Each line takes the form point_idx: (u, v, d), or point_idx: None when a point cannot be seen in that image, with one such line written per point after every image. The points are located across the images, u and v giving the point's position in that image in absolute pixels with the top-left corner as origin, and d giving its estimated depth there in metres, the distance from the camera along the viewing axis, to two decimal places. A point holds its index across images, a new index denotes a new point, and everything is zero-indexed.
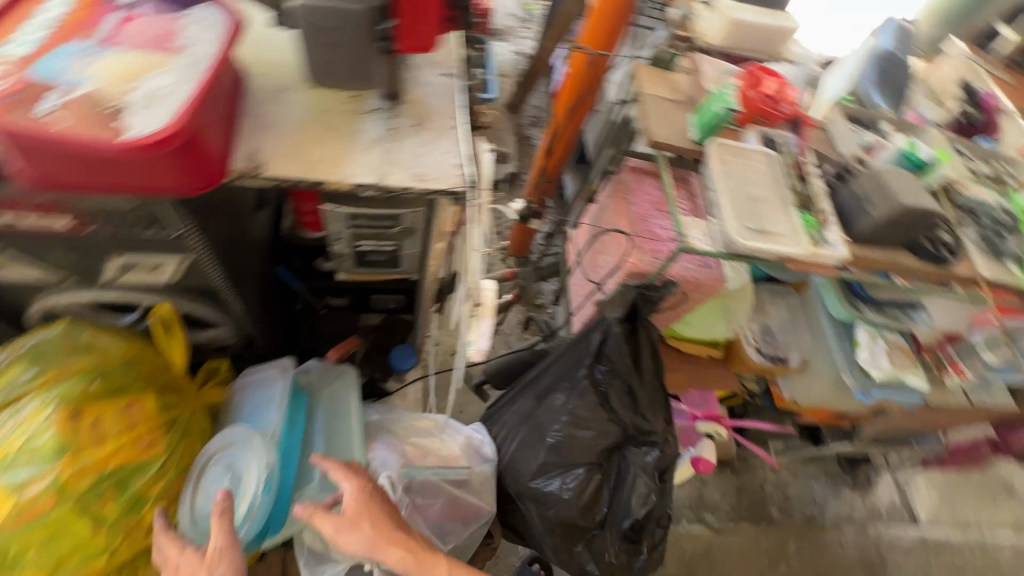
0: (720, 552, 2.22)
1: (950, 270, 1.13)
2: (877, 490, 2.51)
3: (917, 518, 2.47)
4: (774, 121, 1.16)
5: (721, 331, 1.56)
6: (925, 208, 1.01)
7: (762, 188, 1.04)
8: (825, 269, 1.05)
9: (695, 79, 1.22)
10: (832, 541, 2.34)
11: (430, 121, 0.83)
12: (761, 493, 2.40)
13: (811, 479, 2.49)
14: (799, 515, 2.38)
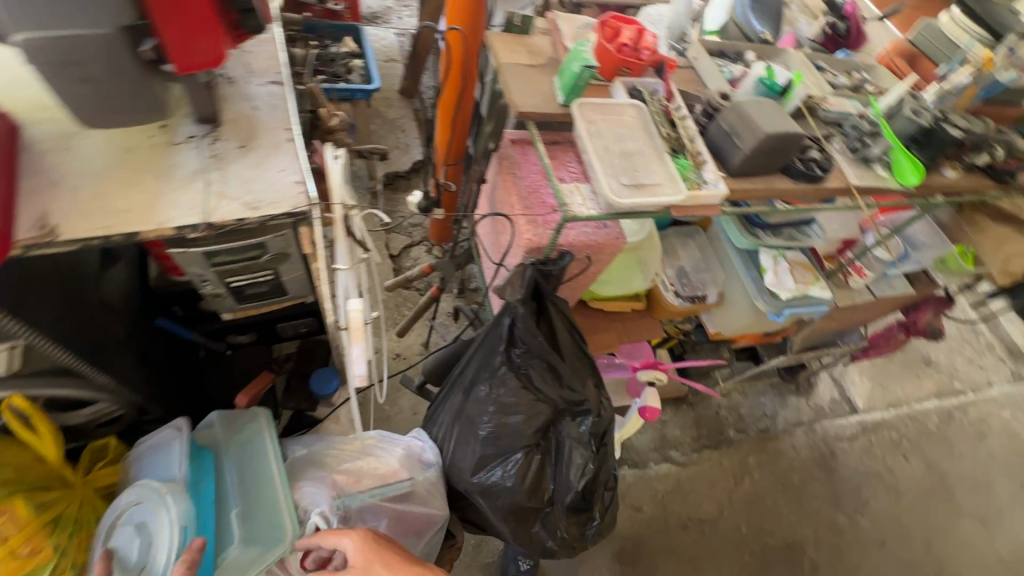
0: (689, 484, 2.32)
1: (824, 186, 1.17)
2: (817, 390, 2.70)
3: (856, 407, 2.67)
4: (639, 70, 1.14)
5: (640, 282, 1.58)
6: (787, 132, 1.02)
7: (634, 141, 1.03)
8: (710, 208, 1.05)
9: (554, 40, 1.18)
10: (787, 447, 2.49)
11: (257, 139, 0.84)
12: (717, 419, 2.52)
13: (759, 395, 2.63)
14: (753, 431, 2.52)
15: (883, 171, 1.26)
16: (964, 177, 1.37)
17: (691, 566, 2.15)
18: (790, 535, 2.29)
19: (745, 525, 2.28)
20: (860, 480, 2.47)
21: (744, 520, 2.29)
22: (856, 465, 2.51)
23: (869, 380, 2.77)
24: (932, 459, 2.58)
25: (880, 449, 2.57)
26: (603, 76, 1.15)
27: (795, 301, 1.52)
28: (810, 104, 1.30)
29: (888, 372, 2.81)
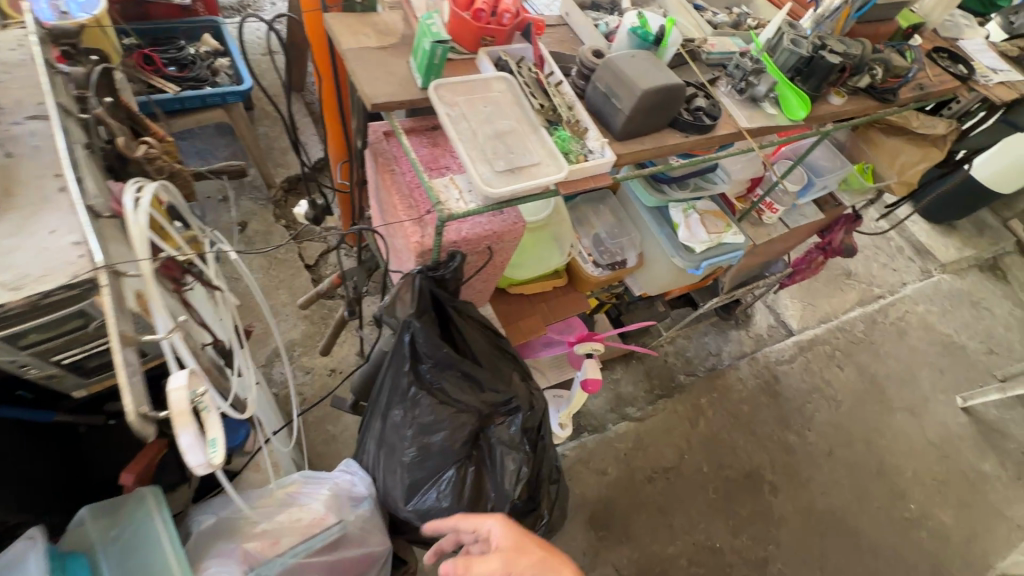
0: (648, 438, 2.34)
1: (714, 135, 1.11)
2: (755, 320, 2.78)
3: (791, 328, 2.79)
4: (502, 38, 1.03)
5: (556, 259, 1.51)
6: (666, 86, 0.95)
7: (504, 118, 0.92)
8: (599, 177, 0.97)
9: (406, 15, 1.05)
10: (734, 381, 2.56)
11: (20, 195, 0.74)
12: (667, 366, 2.56)
13: (702, 335, 2.69)
14: (700, 373, 2.58)
15: (773, 108, 1.23)
16: (850, 102, 1.36)
17: (662, 515, 2.19)
18: (748, 464, 2.37)
19: (706, 465, 2.34)
20: (803, 398, 2.59)
21: (704, 459, 2.35)
22: (798, 385, 2.62)
23: (800, 302, 2.88)
24: (862, 364, 2.72)
25: (818, 365, 2.69)
26: (466, 49, 1.03)
27: (710, 252, 1.49)
28: (691, 48, 1.23)
29: (816, 290, 2.93)
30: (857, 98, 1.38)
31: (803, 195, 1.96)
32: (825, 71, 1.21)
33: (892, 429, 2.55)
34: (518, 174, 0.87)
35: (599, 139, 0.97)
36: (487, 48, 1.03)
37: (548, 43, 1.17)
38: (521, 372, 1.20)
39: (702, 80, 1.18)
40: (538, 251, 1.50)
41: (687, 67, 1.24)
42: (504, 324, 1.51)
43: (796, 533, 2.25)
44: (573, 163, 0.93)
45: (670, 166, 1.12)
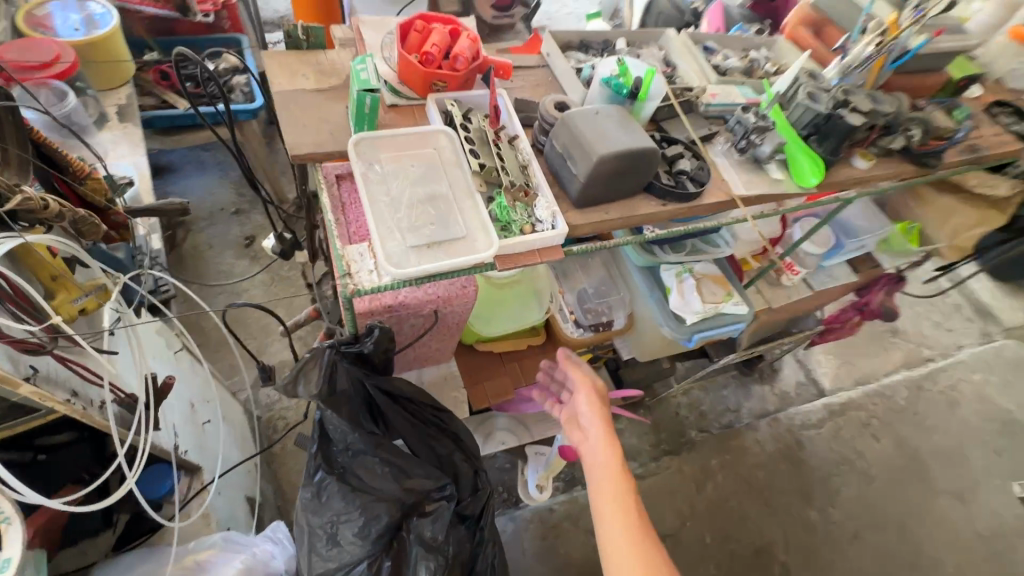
0: (648, 498, 2.13)
1: (699, 204, 0.95)
2: (782, 375, 2.49)
3: (823, 388, 2.48)
4: (456, 83, 0.92)
5: (532, 315, 1.37)
6: (629, 151, 0.81)
7: (432, 181, 0.79)
8: (548, 250, 0.83)
9: (356, 53, 0.96)
10: (751, 443, 2.29)
11: None
12: (678, 419, 2.32)
13: (721, 388, 2.42)
14: (715, 430, 2.32)
15: (782, 171, 1.06)
16: (880, 164, 1.16)
17: None
18: (758, 539, 2.12)
19: (710, 535, 2.10)
20: (829, 469, 2.28)
21: (708, 529, 2.12)
22: (824, 453, 2.31)
23: (835, 358, 2.57)
24: (902, 435, 2.38)
25: (850, 433, 2.37)
26: (416, 94, 0.92)
27: (705, 323, 1.31)
28: (687, 98, 1.08)
29: (857, 347, 2.60)
30: (889, 160, 1.17)
31: (829, 256, 1.74)
32: (845, 132, 1.02)
33: (930, 515, 2.22)
34: (439, 249, 0.74)
35: (550, 207, 0.84)
36: (438, 93, 0.91)
37: (522, 85, 1.06)
38: (461, 452, 1.11)
39: (695, 136, 1.02)
40: (512, 306, 1.37)
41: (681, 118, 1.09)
42: (471, 380, 1.39)
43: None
44: (512, 236, 0.81)
45: (646, 236, 0.97)
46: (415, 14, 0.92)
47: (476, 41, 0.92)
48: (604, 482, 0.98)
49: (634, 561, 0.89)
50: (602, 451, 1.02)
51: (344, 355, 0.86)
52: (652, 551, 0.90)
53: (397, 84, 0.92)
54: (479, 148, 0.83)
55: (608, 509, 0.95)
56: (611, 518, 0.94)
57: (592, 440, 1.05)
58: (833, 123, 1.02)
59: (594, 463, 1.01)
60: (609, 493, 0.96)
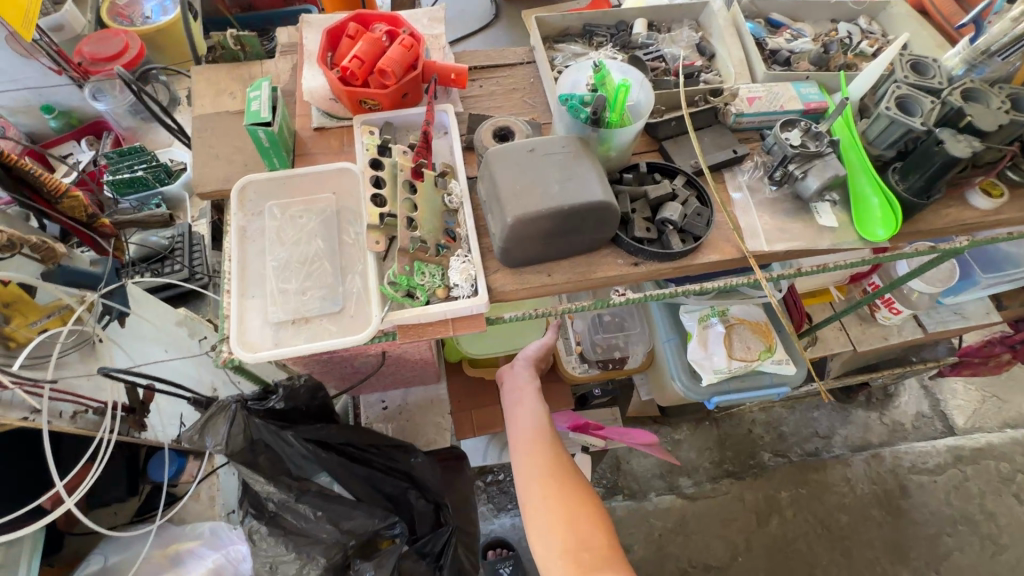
0: (699, 524, 1.67)
1: (692, 263, 0.72)
2: (899, 402, 1.86)
3: (954, 428, 1.82)
4: (389, 102, 0.76)
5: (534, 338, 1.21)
6: (559, 209, 0.61)
7: (321, 238, 0.67)
8: (462, 319, 0.69)
9: (295, 63, 0.84)
10: (838, 480, 1.73)
11: None
12: (750, 438, 1.80)
13: (811, 408, 1.86)
14: (794, 457, 1.77)
15: (840, 213, 0.76)
16: (1015, 198, 0.79)
17: None
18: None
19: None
20: (938, 526, 1.68)
21: (765, 566, 1.64)
22: (936, 506, 1.71)
23: (980, 389, 1.88)
24: None
25: (979, 488, 1.73)
26: (348, 113, 0.79)
27: (730, 384, 1.05)
28: (710, 106, 0.80)
29: (1016, 381, 1.89)
30: None
31: (952, 291, 1.29)
32: (942, 167, 0.68)
33: None
34: (309, 326, 0.64)
35: (467, 270, 0.68)
36: (369, 113, 0.77)
37: (496, 93, 0.86)
38: (417, 490, 0.95)
39: (706, 164, 0.76)
40: (511, 329, 1.22)
41: (699, 130, 0.81)
42: (461, 405, 1.30)
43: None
44: (414, 305, 0.66)
45: (614, 297, 0.76)
46: (349, 16, 0.78)
47: (412, 47, 0.75)
48: (522, 402, 1.02)
49: (538, 460, 0.91)
50: (527, 379, 1.06)
51: (252, 411, 0.80)
52: (556, 455, 0.92)
53: (330, 103, 0.79)
54: (385, 193, 0.67)
55: (523, 425, 0.98)
56: (525, 429, 0.97)
57: (524, 370, 1.08)
58: (924, 151, 0.69)
59: (516, 390, 1.05)
60: (526, 409, 1.00)
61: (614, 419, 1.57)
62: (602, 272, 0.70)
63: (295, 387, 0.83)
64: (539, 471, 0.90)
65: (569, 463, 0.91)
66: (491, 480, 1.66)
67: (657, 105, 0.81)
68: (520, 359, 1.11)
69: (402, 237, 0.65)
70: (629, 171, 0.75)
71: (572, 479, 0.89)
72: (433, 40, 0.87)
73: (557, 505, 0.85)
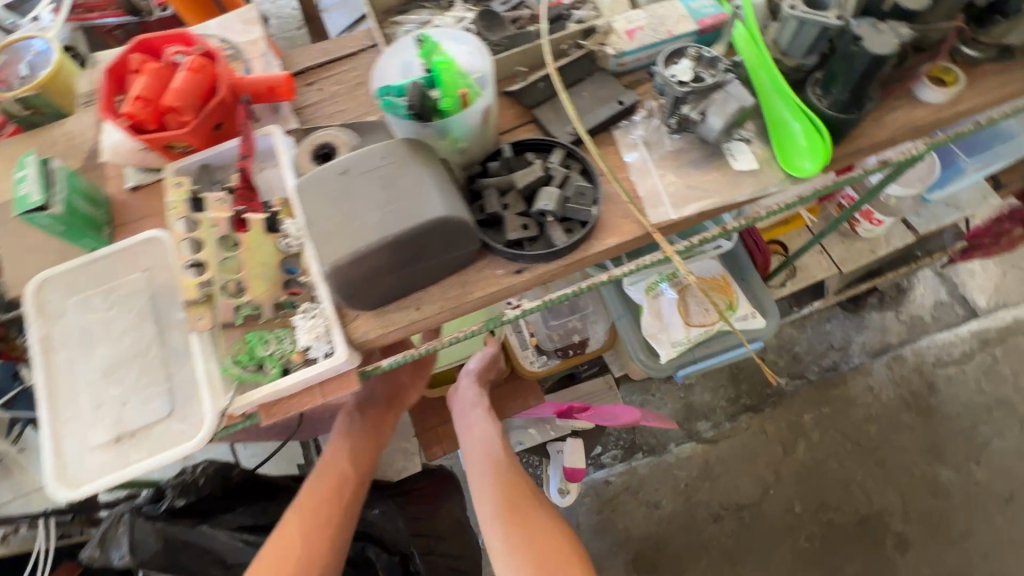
0: (727, 466, 1.47)
1: (587, 253, 0.59)
2: (912, 295, 1.58)
3: (977, 310, 1.56)
4: (199, 140, 0.63)
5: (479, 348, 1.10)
6: (386, 240, 0.49)
7: (141, 329, 0.57)
8: (331, 382, 0.58)
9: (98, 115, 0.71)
10: (859, 394, 1.49)
11: None
12: (762, 367, 1.55)
13: (823, 319, 1.58)
14: (813, 376, 1.53)
15: (759, 149, 0.62)
16: (972, 82, 0.64)
17: (729, 563, 1.39)
18: (866, 506, 1.41)
19: (801, 504, 1.42)
20: (972, 418, 1.46)
21: (798, 493, 1.43)
22: (968, 396, 1.48)
23: (999, 261, 1.59)
24: None
25: (1011, 368, 1.49)
26: (163, 162, 0.66)
27: (693, 353, 0.95)
28: (584, 53, 0.65)
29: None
30: (999, 66, 0.65)
31: (938, 185, 1.14)
32: (865, 72, 0.53)
33: None
34: (138, 437, 0.54)
35: (317, 326, 0.57)
36: (182, 157, 0.64)
37: (339, 94, 0.72)
38: None
39: (584, 129, 0.62)
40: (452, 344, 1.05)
41: (577, 85, 0.66)
42: (425, 424, 1.20)
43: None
44: (267, 381, 0.56)
45: (508, 311, 0.63)
46: (128, 47, 0.64)
47: (202, 70, 0.61)
48: (478, 430, 0.96)
49: (498, 490, 0.85)
50: (476, 402, 1.01)
51: (149, 516, 0.74)
52: (515, 479, 0.87)
53: (140, 154, 0.66)
54: (203, 256, 0.56)
55: (476, 452, 0.93)
56: (482, 458, 0.91)
57: (470, 391, 1.01)
58: (839, 53, 0.55)
59: (465, 415, 0.99)
60: (479, 436, 0.95)
61: (609, 386, 1.35)
62: (479, 293, 0.58)
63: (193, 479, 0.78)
64: (499, 508, 0.83)
65: (532, 491, 0.86)
66: None
67: (519, 67, 0.66)
68: (464, 376, 1.03)
69: (223, 310, 0.55)
70: (493, 159, 0.61)
71: (536, 510, 0.83)
72: (249, 48, 0.72)
73: (525, 542, 0.78)
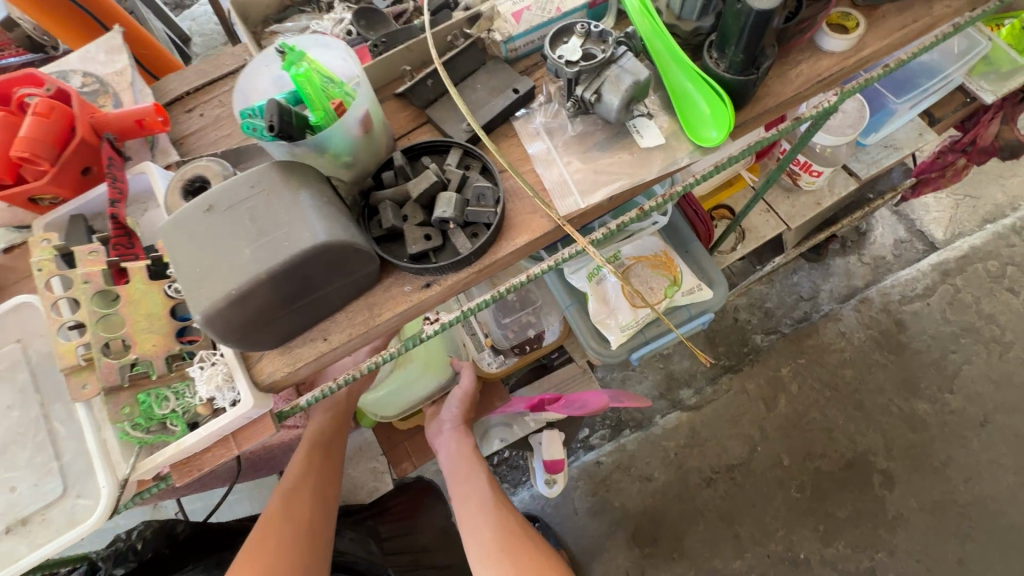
0: (712, 430, 1.47)
1: (497, 255, 0.55)
2: (873, 234, 1.59)
3: (937, 243, 1.57)
4: (64, 183, 0.58)
5: (435, 381, 1.06)
6: (263, 278, 0.45)
7: (20, 406, 0.52)
8: (244, 431, 0.54)
9: None
10: (832, 340, 1.50)
11: None
12: (736, 328, 1.55)
13: (790, 273, 1.58)
14: (787, 330, 1.53)
15: (664, 122, 0.59)
16: (873, 25, 0.62)
17: (725, 525, 1.40)
18: (851, 450, 1.42)
19: (788, 456, 1.43)
20: (941, 347, 1.48)
21: (784, 447, 1.44)
22: (935, 328, 1.49)
23: (951, 193, 1.61)
24: None
25: (973, 295, 1.51)
26: (33, 217, 0.61)
27: (645, 334, 0.94)
28: (470, 42, 0.61)
29: (987, 171, 1.61)
30: (899, 6, 0.62)
31: (872, 128, 1.14)
32: (753, 28, 0.51)
33: None
34: (31, 523, 0.50)
35: (216, 375, 0.52)
36: (52, 210, 0.59)
37: (223, 117, 0.67)
38: None
39: (479, 124, 0.58)
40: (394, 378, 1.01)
41: (468, 78, 0.62)
42: (391, 442, 1.18)
43: (920, 537, 1.35)
44: (172, 440, 0.52)
45: (426, 330, 0.59)
46: None
47: (51, 113, 0.55)
48: (465, 474, 0.96)
49: (492, 531, 0.85)
50: (461, 443, 1.01)
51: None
52: (505, 518, 0.87)
53: (8, 213, 0.61)
54: (80, 314, 0.52)
55: (466, 494, 0.93)
56: (471, 500, 0.91)
57: (449, 443, 1.01)
58: (727, 11, 0.52)
59: (450, 459, 1.00)
60: (469, 481, 0.94)
61: (584, 371, 1.32)
62: (388, 316, 0.54)
63: (129, 546, 0.71)
64: (490, 548, 0.83)
65: (521, 529, 0.86)
66: (500, 459, 1.50)
67: (404, 66, 0.62)
68: (444, 424, 1.03)
69: (106, 372, 0.50)
70: (386, 169, 0.58)
71: (532, 545, 0.83)
72: (116, 79, 0.67)
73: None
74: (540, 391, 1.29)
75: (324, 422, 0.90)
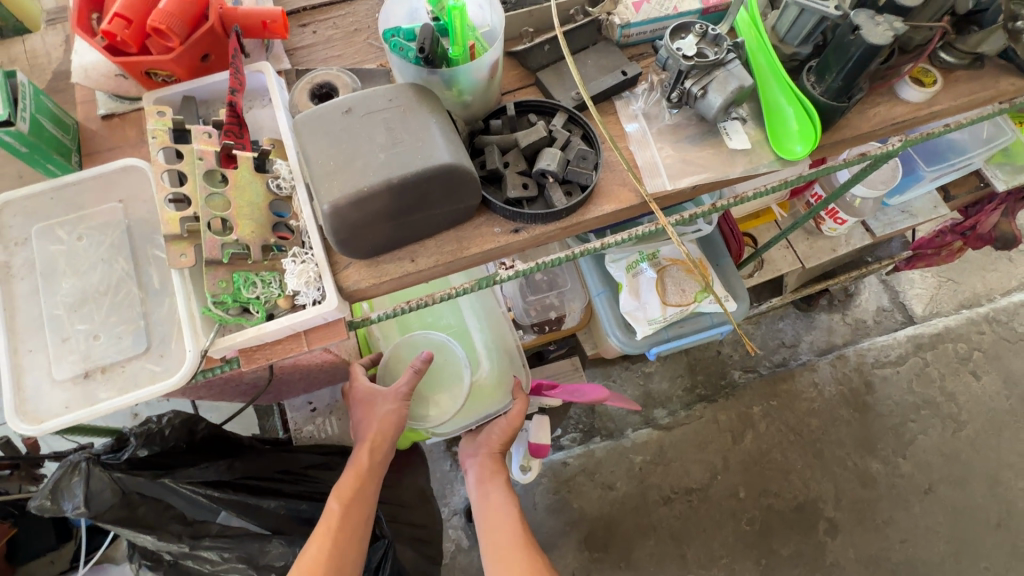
0: (678, 452, 1.52)
1: (582, 218, 0.59)
2: (858, 299, 1.69)
3: (915, 317, 1.67)
4: (184, 63, 0.59)
5: (493, 406, 1.01)
6: (389, 183, 0.48)
7: (106, 266, 0.54)
8: (317, 331, 0.56)
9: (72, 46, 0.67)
10: (807, 387, 1.58)
11: None
12: (719, 360, 1.63)
13: (777, 318, 1.66)
14: (764, 371, 1.61)
15: (752, 130, 0.64)
16: (948, 85, 0.68)
17: (673, 543, 1.45)
18: (804, 494, 1.50)
19: (745, 489, 1.50)
20: (902, 414, 1.57)
21: (743, 480, 1.51)
22: (900, 395, 1.58)
23: (936, 274, 1.71)
24: None
25: (939, 372, 1.60)
26: (141, 91, 0.63)
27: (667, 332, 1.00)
28: (591, 19, 0.65)
29: (972, 262, 1.72)
30: (970, 74, 0.69)
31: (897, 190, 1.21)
32: (859, 60, 0.56)
33: None
34: (112, 373, 0.52)
35: (308, 272, 0.54)
36: (163, 87, 0.61)
37: (335, 39, 0.70)
38: None
39: (588, 94, 0.63)
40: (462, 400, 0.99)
41: (580, 51, 0.66)
42: None
43: None
44: (250, 324, 0.54)
45: (500, 273, 0.63)
46: None
47: None
48: (492, 504, 0.93)
49: None
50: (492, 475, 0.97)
51: (108, 467, 0.71)
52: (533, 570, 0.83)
53: (116, 81, 0.62)
54: (188, 190, 0.54)
55: (494, 539, 0.89)
56: (501, 536, 0.88)
57: (479, 468, 0.98)
58: (836, 42, 0.57)
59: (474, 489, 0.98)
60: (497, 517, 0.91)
61: (575, 368, 1.36)
62: (476, 254, 0.57)
63: (160, 430, 0.76)
64: None
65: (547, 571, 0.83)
66: None
67: (525, 27, 0.66)
68: (479, 446, 0.99)
69: (210, 246, 0.52)
70: (495, 117, 0.61)
71: None
72: None
73: None
74: (536, 377, 1.33)
75: (346, 478, 0.79)
